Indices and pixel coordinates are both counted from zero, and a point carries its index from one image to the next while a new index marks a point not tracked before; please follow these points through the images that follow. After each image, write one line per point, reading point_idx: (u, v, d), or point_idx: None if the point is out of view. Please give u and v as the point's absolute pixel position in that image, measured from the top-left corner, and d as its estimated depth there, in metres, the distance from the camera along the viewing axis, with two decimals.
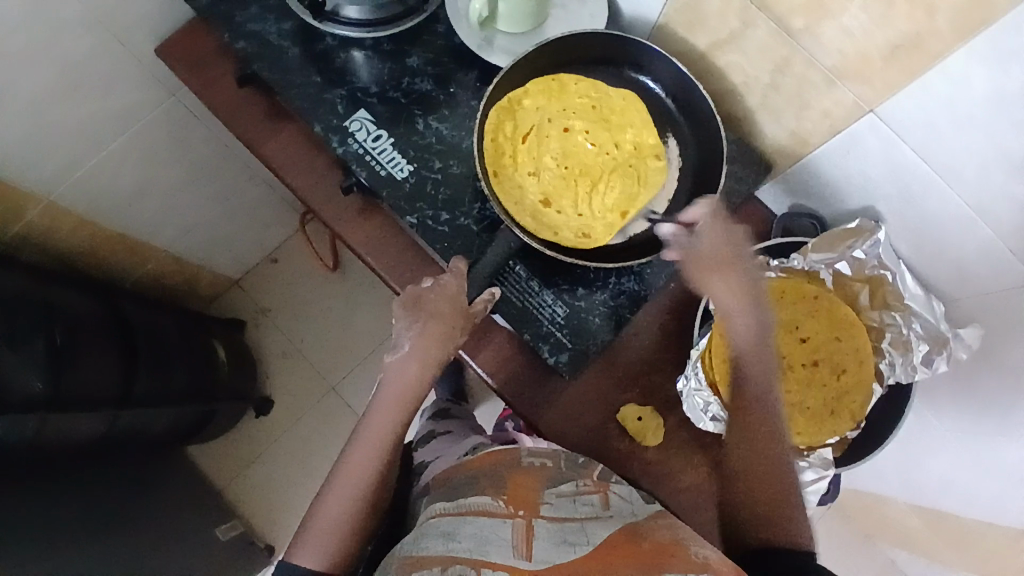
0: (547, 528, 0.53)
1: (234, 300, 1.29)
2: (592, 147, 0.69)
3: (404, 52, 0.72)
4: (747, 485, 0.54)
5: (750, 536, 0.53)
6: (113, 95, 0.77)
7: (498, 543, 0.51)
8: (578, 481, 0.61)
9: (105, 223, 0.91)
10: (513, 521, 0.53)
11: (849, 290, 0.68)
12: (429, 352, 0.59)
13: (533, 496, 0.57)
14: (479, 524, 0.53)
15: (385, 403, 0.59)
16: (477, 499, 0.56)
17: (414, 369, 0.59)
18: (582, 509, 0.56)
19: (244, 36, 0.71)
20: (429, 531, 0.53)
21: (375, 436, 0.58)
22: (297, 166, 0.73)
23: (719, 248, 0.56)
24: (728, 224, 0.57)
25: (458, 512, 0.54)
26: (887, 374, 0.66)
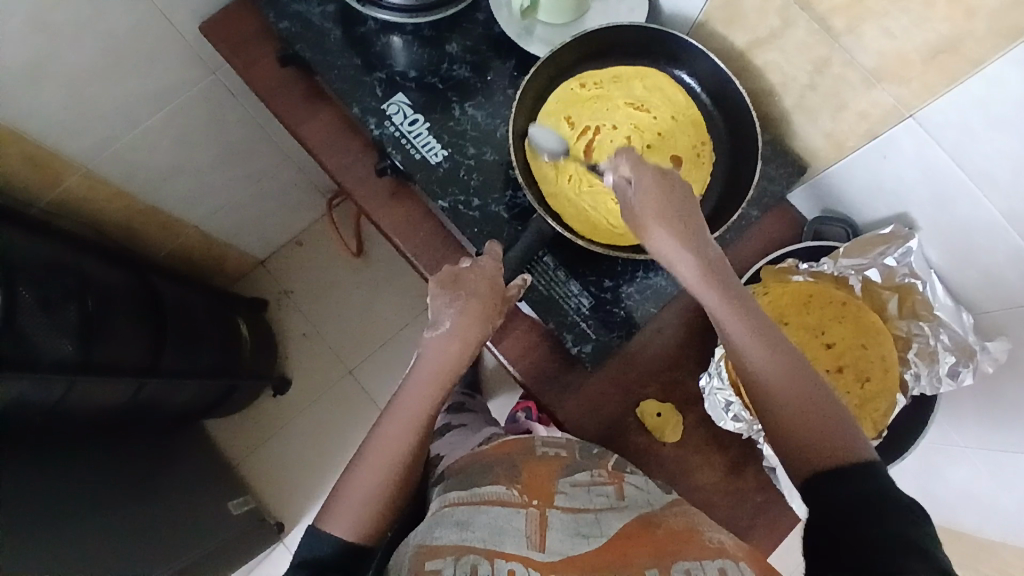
0: (561, 518, 0.53)
1: (258, 281, 1.31)
2: (582, 91, 0.68)
3: (444, 38, 0.73)
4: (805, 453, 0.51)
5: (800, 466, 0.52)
6: (157, 69, 0.79)
7: (512, 533, 0.51)
8: (592, 471, 0.60)
9: (140, 197, 0.93)
10: (526, 511, 0.54)
11: (878, 297, 0.68)
12: (469, 331, 0.59)
13: (549, 485, 0.57)
14: (493, 514, 0.53)
15: (421, 380, 0.59)
16: (491, 488, 0.56)
17: (452, 348, 0.59)
18: (597, 499, 0.56)
19: (286, 15, 0.72)
20: (443, 519, 0.53)
21: (407, 412, 0.59)
22: (334, 147, 0.74)
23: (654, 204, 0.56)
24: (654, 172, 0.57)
25: (472, 501, 0.55)
26: (912, 384, 0.67)
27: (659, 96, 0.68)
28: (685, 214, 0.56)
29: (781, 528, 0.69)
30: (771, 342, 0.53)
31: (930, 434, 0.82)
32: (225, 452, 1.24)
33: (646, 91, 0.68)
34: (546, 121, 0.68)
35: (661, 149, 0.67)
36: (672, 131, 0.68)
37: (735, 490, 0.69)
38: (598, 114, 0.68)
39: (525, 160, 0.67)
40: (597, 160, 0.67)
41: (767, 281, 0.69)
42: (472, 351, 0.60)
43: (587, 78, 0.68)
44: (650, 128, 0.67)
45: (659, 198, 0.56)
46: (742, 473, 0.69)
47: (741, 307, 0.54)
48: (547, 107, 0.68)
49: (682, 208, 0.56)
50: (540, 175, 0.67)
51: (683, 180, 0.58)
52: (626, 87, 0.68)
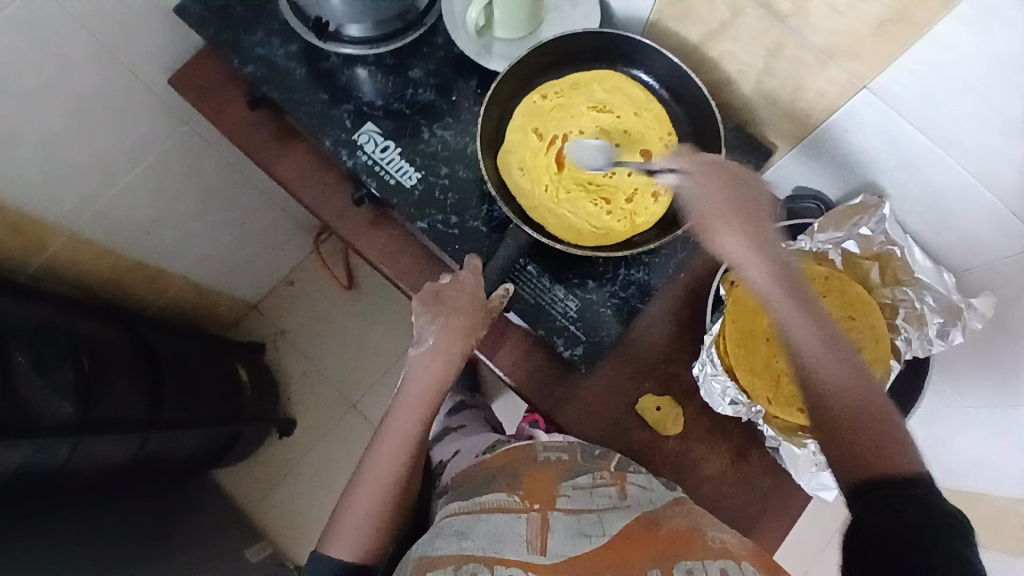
0: (562, 522, 0.53)
1: (253, 324, 1.31)
2: (544, 101, 0.69)
3: (406, 65, 0.74)
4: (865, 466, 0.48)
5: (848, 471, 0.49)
6: (131, 125, 0.80)
7: (512, 539, 0.51)
8: (594, 473, 0.60)
9: (126, 253, 0.94)
10: (528, 516, 0.54)
11: (860, 268, 0.69)
12: (451, 346, 0.61)
13: (550, 490, 0.57)
14: (494, 522, 0.54)
15: (411, 398, 0.61)
16: (492, 496, 0.57)
17: (436, 363, 0.61)
18: (599, 500, 0.57)
19: (252, 59, 0.73)
20: (443, 530, 0.54)
21: (400, 430, 0.59)
22: (311, 181, 0.75)
23: (717, 205, 0.56)
24: (721, 172, 0.57)
25: (472, 510, 0.56)
26: (904, 349, 0.67)
27: (620, 96, 0.69)
28: (752, 216, 0.55)
29: (793, 509, 0.69)
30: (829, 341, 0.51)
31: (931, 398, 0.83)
32: (237, 499, 1.24)
33: (606, 92, 0.69)
34: (513, 137, 0.69)
35: (631, 145, 0.68)
36: (637, 127, 0.69)
37: (742, 476, 0.69)
38: (563, 121, 0.69)
39: (500, 178, 0.68)
40: (569, 167, 0.68)
41: None
42: (456, 365, 0.62)
43: (547, 89, 0.70)
44: (617, 126, 0.69)
45: (718, 200, 0.56)
46: (748, 458, 0.70)
47: (801, 303, 0.53)
48: (513, 123, 0.69)
49: (748, 210, 0.55)
50: (517, 189, 0.68)
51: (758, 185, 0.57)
52: (587, 91, 0.69)
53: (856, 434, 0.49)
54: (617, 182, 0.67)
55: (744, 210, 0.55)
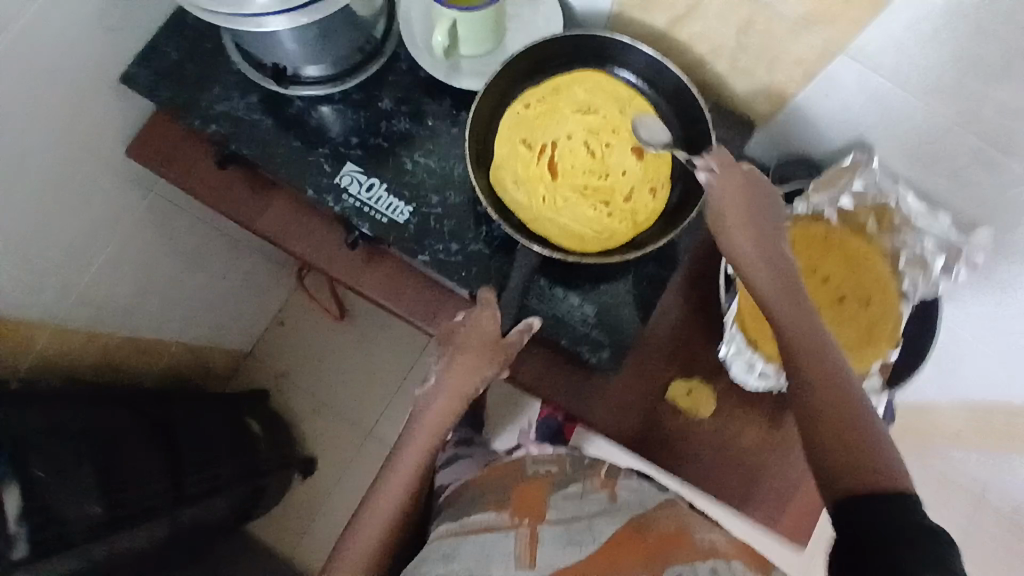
0: (551, 534, 0.54)
1: (252, 372, 1.29)
2: (527, 112, 0.68)
3: (374, 97, 0.72)
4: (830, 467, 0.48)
5: (836, 485, 0.48)
6: (97, 204, 0.77)
7: (501, 556, 0.53)
8: (583, 482, 0.61)
9: (115, 333, 0.90)
10: (516, 532, 0.55)
11: (856, 221, 0.70)
12: (460, 385, 0.61)
13: (539, 502, 0.58)
14: (482, 541, 0.55)
15: (419, 435, 0.61)
16: (480, 516, 0.57)
17: (446, 403, 0.61)
18: (588, 507, 0.57)
19: (214, 118, 0.70)
20: (432, 553, 0.56)
21: (407, 464, 0.61)
22: (297, 230, 0.73)
23: (740, 205, 0.55)
24: (742, 176, 0.57)
25: (461, 531, 0.56)
26: (911, 292, 0.69)
27: (604, 94, 0.68)
28: (765, 215, 0.56)
29: None
30: (822, 353, 0.51)
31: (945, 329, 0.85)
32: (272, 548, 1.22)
33: (589, 92, 0.68)
34: (502, 154, 0.67)
35: (622, 142, 0.67)
36: (624, 123, 0.67)
37: (783, 443, 0.71)
38: (549, 129, 0.68)
39: (495, 196, 0.67)
40: (563, 175, 0.67)
41: None
42: (461, 403, 0.61)
43: (528, 99, 0.68)
44: (606, 126, 0.67)
45: (740, 199, 0.56)
46: (784, 423, 0.71)
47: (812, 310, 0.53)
48: (499, 139, 0.68)
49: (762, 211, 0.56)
50: (515, 204, 0.66)
51: (771, 190, 0.57)
52: (569, 96, 0.68)
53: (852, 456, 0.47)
54: (614, 183, 0.66)
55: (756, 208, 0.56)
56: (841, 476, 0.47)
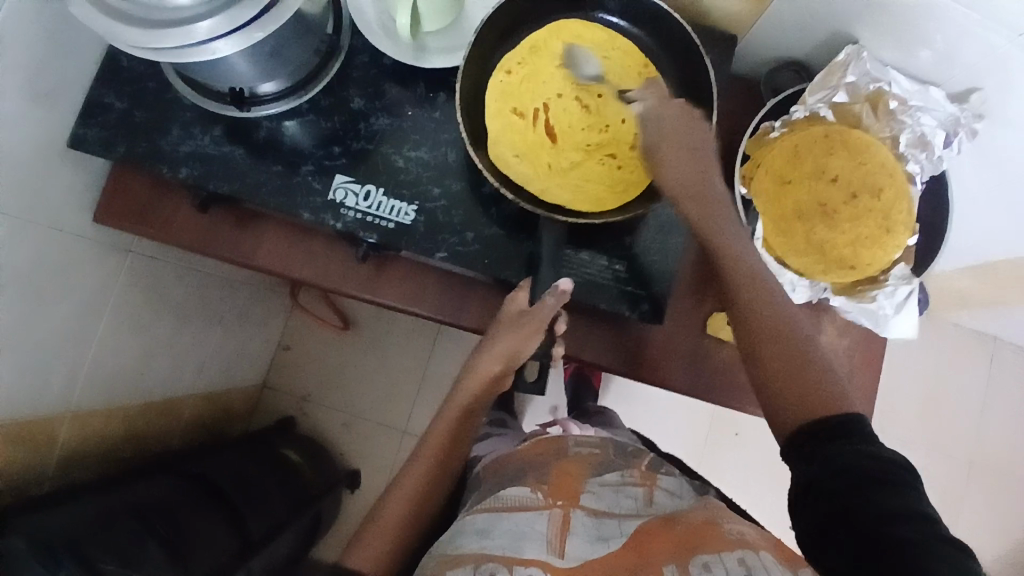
0: (584, 524, 0.54)
1: (271, 402, 1.26)
2: (512, 81, 0.65)
3: (344, 99, 0.68)
4: (766, 379, 0.51)
5: (781, 414, 0.50)
6: (82, 280, 0.72)
7: (532, 536, 0.52)
8: (624, 471, 0.61)
9: (128, 403, 0.86)
10: (550, 512, 0.55)
11: (851, 114, 0.70)
12: (489, 366, 0.62)
13: (576, 486, 0.58)
14: (515, 519, 0.54)
15: (449, 412, 0.63)
16: (515, 491, 0.57)
17: (474, 384, 0.63)
18: (624, 502, 0.57)
19: (183, 162, 0.66)
20: (464, 527, 0.54)
21: (436, 441, 0.62)
22: (297, 256, 0.70)
23: (677, 136, 0.58)
24: (687, 125, 0.59)
25: (496, 506, 0.55)
26: (916, 173, 0.69)
27: (584, 46, 0.66)
28: (703, 154, 0.58)
29: None
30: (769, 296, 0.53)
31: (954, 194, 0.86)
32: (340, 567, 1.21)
33: (569, 47, 0.66)
34: (497, 129, 0.64)
35: (611, 90, 0.65)
36: (610, 70, 0.66)
37: None
38: (537, 92, 0.65)
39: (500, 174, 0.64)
40: (562, 136, 0.65)
41: (754, 153, 0.71)
42: (490, 384, 0.63)
43: (510, 66, 0.66)
44: (592, 78, 0.66)
45: (680, 138, 0.58)
46: None
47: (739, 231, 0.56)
48: (490, 114, 0.65)
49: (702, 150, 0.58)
50: (522, 178, 0.64)
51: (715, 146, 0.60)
52: (549, 54, 0.66)
53: (794, 375, 0.50)
54: (614, 134, 0.65)
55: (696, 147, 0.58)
56: (782, 407, 0.50)
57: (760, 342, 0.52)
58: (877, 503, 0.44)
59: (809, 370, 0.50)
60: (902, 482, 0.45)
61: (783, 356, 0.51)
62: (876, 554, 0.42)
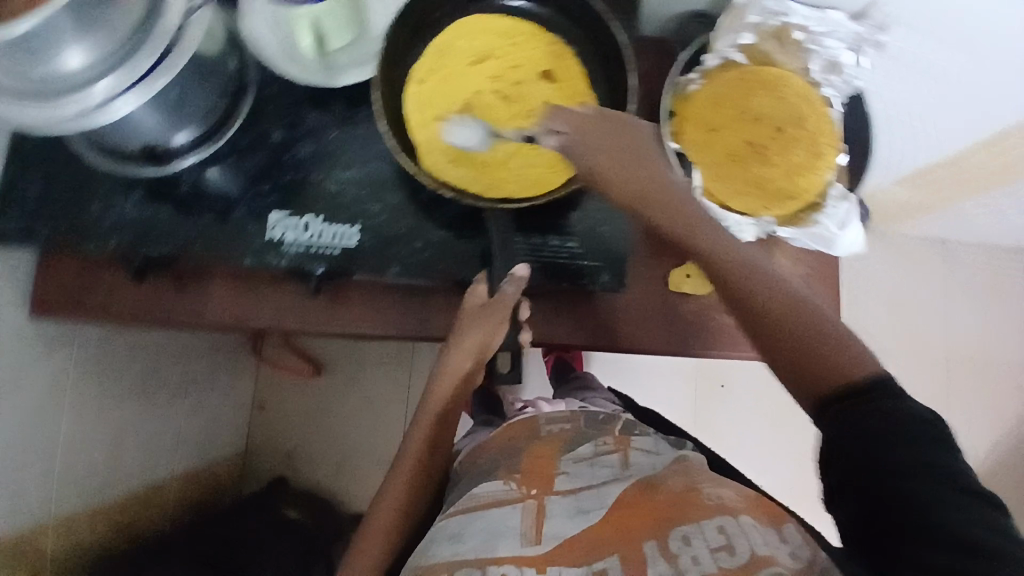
0: (560, 505, 0.51)
1: (259, 464, 1.23)
2: (429, 86, 0.65)
3: (263, 135, 0.66)
4: (789, 358, 0.46)
5: (809, 387, 0.45)
6: (32, 379, 0.70)
7: (506, 533, 0.49)
8: (597, 441, 0.59)
9: (107, 499, 0.84)
10: (525, 504, 0.52)
11: (760, 52, 0.72)
12: (459, 364, 0.62)
13: (549, 470, 0.55)
14: (488, 517, 0.51)
15: (426, 416, 0.62)
16: (488, 486, 0.54)
17: (447, 384, 0.62)
18: (600, 472, 0.55)
19: (110, 233, 0.64)
20: (436, 535, 0.51)
21: (416, 447, 0.61)
22: (250, 304, 0.68)
23: (610, 146, 0.54)
24: (613, 131, 0.55)
25: (468, 506, 0.52)
26: (834, 96, 0.71)
27: (490, 36, 0.66)
28: (641, 156, 0.54)
29: None
30: (762, 272, 0.48)
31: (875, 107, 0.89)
32: None
33: (476, 41, 0.66)
34: (425, 136, 0.64)
35: (526, 75, 0.66)
36: (519, 54, 0.66)
37: None
38: (455, 91, 0.65)
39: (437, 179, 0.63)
40: (489, 127, 0.64)
41: (679, 109, 0.72)
42: (463, 381, 0.62)
43: (423, 72, 0.65)
44: (510, 67, 0.65)
45: (603, 146, 0.54)
46: None
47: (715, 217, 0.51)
48: (414, 122, 0.64)
49: (638, 151, 0.54)
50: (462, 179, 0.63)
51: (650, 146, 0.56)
52: (459, 52, 0.66)
53: (813, 347, 0.45)
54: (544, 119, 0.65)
55: (632, 150, 0.54)
56: (808, 381, 0.45)
57: (767, 325, 0.47)
58: (882, 462, 0.41)
59: (826, 336, 0.46)
60: (898, 432, 0.41)
61: (797, 333, 0.46)
62: (884, 511, 0.41)
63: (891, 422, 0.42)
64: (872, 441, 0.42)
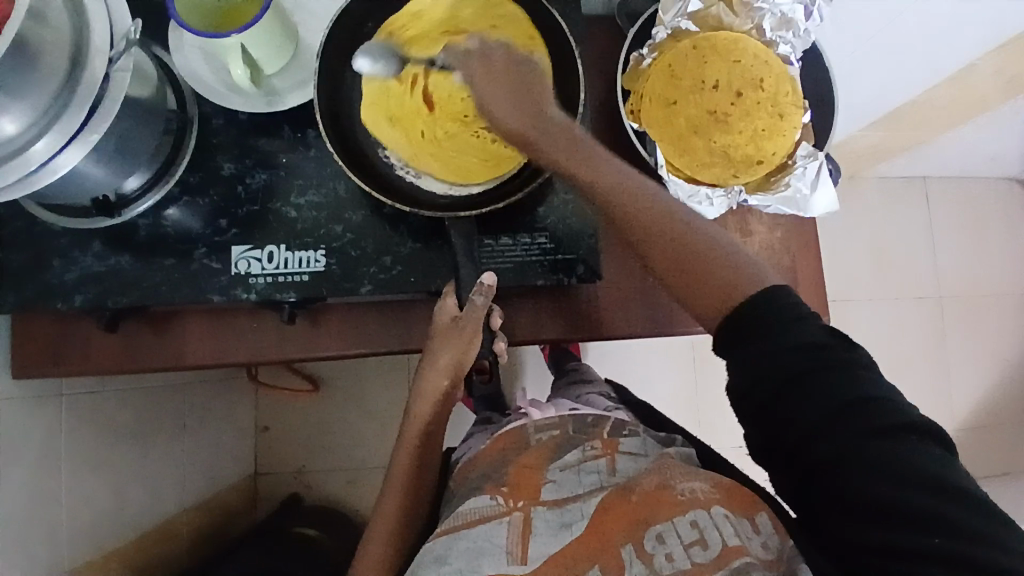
0: (545, 520, 0.53)
1: (270, 486, 1.23)
2: (380, 98, 0.64)
3: (214, 169, 0.65)
4: (693, 292, 0.53)
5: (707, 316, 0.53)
6: (23, 443, 0.69)
7: (492, 552, 0.51)
8: (584, 446, 0.58)
9: (120, 543, 0.84)
10: (509, 519, 0.53)
11: (709, 16, 0.70)
12: (433, 385, 0.64)
13: (536, 479, 0.56)
14: (474, 534, 0.52)
15: (409, 438, 0.65)
16: (473, 502, 0.55)
17: (425, 406, 0.65)
18: (586, 480, 0.55)
19: (74, 290, 0.63)
20: (424, 556, 0.53)
21: (402, 470, 0.64)
22: (229, 341, 0.67)
23: (498, 89, 0.55)
24: (505, 72, 0.55)
25: (453, 524, 0.53)
26: (789, 53, 0.70)
27: (438, 37, 0.65)
28: (530, 97, 0.55)
29: None
30: (643, 204, 0.54)
31: (835, 54, 0.88)
32: None
33: (424, 43, 0.65)
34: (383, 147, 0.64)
35: None
36: None
37: None
38: (407, 98, 0.64)
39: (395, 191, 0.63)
40: (443, 130, 0.64)
41: (635, 87, 0.71)
42: (442, 401, 0.66)
43: (373, 84, 0.64)
44: None
45: (497, 87, 0.55)
46: None
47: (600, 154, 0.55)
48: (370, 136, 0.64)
49: (528, 92, 0.55)
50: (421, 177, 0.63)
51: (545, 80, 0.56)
52: (406, 58, 0.64)
53: (712, 286, 0.52)
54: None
55: (522, 92, 0.55)
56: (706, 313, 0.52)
57: (660, 255, 0.54)
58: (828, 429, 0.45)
59: (716, 269, 0.52)
60: (837, 397, 0.45)
61: (688, 263, 0.53)
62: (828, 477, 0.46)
63: (834, 397, 0.45)
64: (792, 399, 0.46)
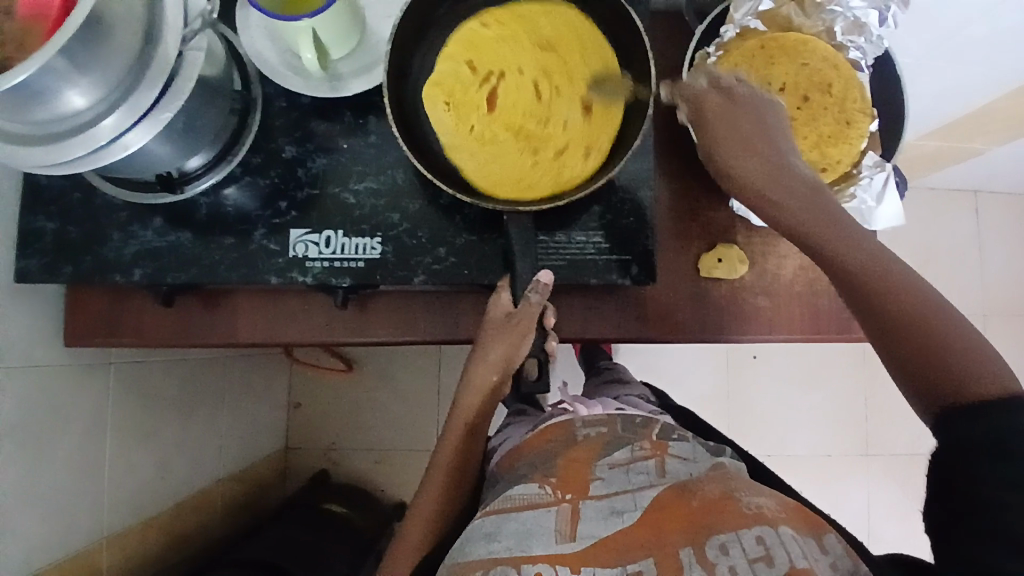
0: (594, 509, 0.53)
1: (300, 461, 1.25)
2: (442, 85, 0.63)
3: (275, 151, 0.65)
4: (915, 365, 0.47)
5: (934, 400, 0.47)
6: (76, 411, 0.71)
7: (540, 533, 0.52)
8: (632, 445, 0.58)
9: (159, 511, 0.86)
10: (559, 508, 0.53)
11: (780, 16, 0.68)
12: (481, 374, 0.62)
13: (584, 472, 0.56)
14: (523, 518, 0.52)
15: (456, 427, 0.63)
16: (522, 488, 0.54)
17: (473, 396, 0.63)
18: (636, 478, 0.55)
19: (133, 264, 0.64)
20: (471, 532, 0.53)
21: (445, 460, 0.62)
22: (279, 322, 0.68)
23: (722, 118, 0.57)
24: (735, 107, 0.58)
25: (502, 506, 0.53)
26: (861, 59, 0.68)
27: (504, 24, 0.64)
28: (753, 130, 0.57)
29: None
30: (857, 247, 0.51)
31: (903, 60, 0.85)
32: None
33: (490, 31, 0.64)
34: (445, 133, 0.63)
35: (540, 61, 0.64)
36: (532, 38, 0.64)
37: None
38: (471, 85, 0.63)
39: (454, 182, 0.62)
40: (502, 120, 0.63)
41: None
42: (491, 393, 0.63)
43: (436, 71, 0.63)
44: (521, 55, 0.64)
45: (722, 121, 0.57)
46: None
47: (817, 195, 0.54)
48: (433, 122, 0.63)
49: (751, 126, 0.57)
50: (480, 162, 0.62)
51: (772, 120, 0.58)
52: (472, 45, 0.64)
53: (941, 366, 0.46)
54: (557, 103, 0.63)
55: (742, 125, 0.57)
56: (938, 392, 0.46)
57: (877, 315, 0.49)
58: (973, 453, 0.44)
59: (950, 347, 0.46)
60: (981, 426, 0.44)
61: (916, 340, 0.48)
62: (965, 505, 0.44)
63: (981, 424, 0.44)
64: (957, 424, 0.45)
